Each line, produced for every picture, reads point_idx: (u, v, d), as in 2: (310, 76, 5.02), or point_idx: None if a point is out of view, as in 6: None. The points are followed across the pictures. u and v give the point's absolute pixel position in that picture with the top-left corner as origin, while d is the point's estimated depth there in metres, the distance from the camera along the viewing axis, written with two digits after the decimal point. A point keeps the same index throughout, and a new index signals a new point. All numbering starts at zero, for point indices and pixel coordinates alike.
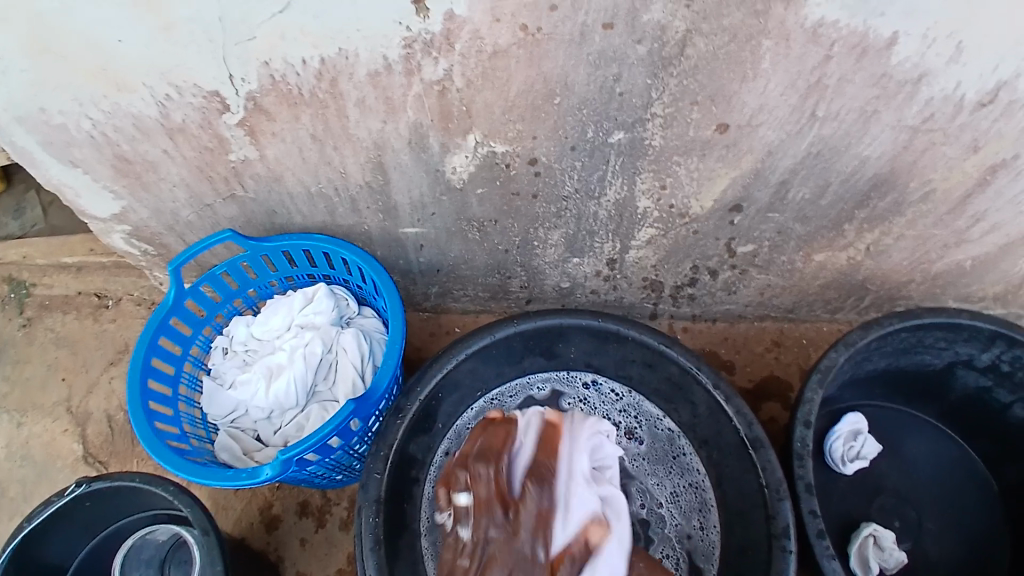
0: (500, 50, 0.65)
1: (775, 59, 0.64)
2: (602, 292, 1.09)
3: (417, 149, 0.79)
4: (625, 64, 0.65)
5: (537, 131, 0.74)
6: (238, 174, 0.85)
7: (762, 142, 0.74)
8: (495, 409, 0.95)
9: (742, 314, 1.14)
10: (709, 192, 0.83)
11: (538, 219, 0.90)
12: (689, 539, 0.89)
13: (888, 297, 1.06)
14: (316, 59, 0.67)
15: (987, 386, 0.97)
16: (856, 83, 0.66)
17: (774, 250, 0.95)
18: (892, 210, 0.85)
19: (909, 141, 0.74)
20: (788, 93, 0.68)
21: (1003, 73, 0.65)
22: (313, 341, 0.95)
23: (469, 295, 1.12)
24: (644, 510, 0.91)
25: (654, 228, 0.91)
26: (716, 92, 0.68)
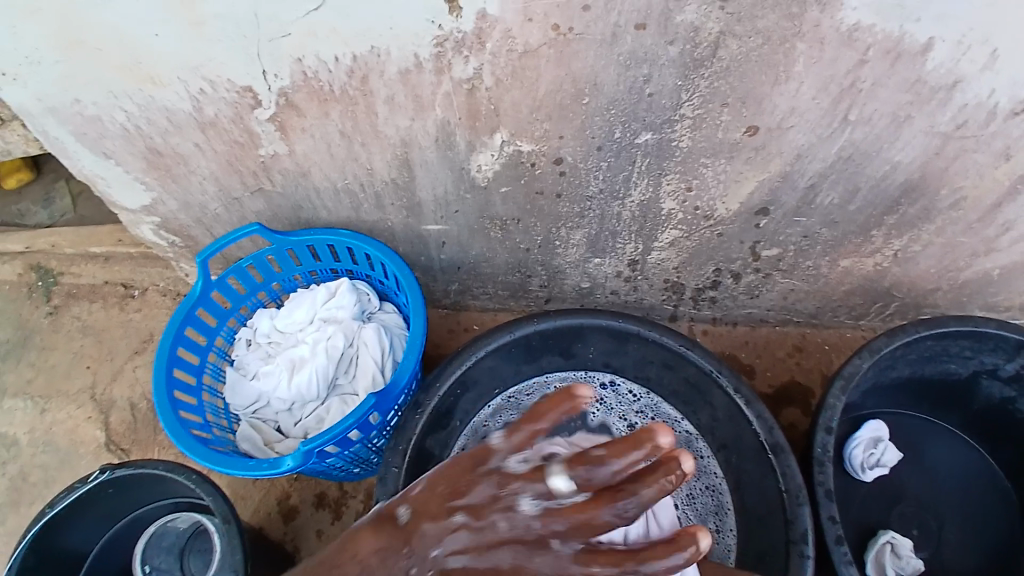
0: (530, 49, 0.65)
1: (808, 61, 0.63)
2: (622, 293, 1.09)
3: (443, 146, 0.79)
4: (656, 65, 0.65)
5: (563, 130, 0.75)
6: (265, 168, 0.86)
7: (790, 145, 0.74)
8: (513, 407, 0.96)
9: (764, 319, 1.13)
10: (735, 194, 0.82)
11: (561, 219, 0.90)
12: None
13: (914, 304, 1.04)
14: (347, 56, 0.68)
15: (1014, 397, 0.96)
16: (890, 87, 0.65)
17: (799, 255, 0.94)
18: (921, 216, 0.84)
19: (942, 147, 0.72)
20: (819, 97, 0.67)
21: None
22: (334, 335, 0.95)
23: (489, 293, 1.13)
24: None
25: (678, 229, 0.91)
26: (746, 94, 0.67)
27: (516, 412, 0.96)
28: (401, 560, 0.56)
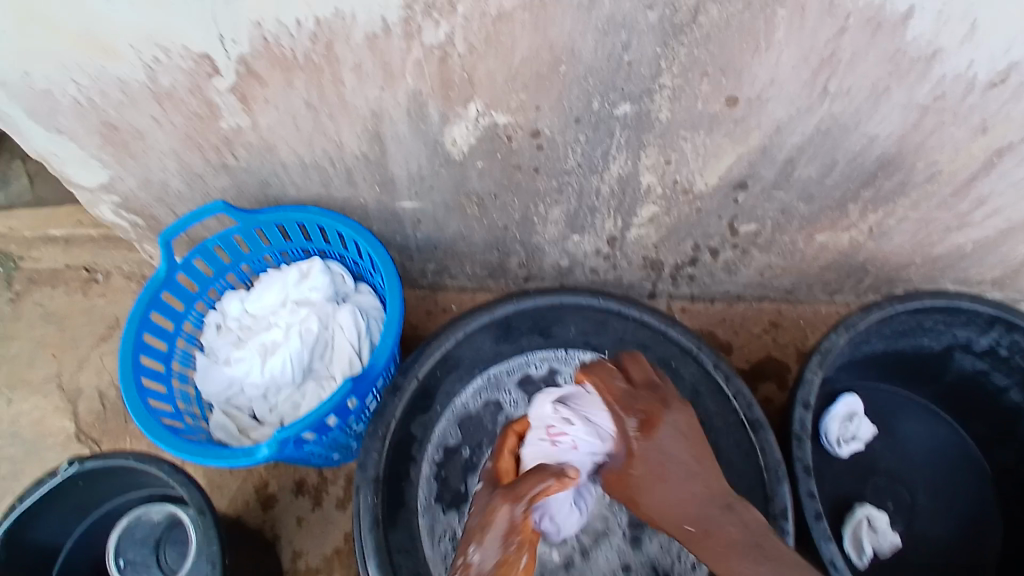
0: (504, 14, 0.62)
1: (789, 29, 0.61)
2: (601, 271, 1.08)
3: (415, 119, 0.76)
4: (634, 32, 0.62)
5: (540, 101, 0.71)
6: (229, 142, 0.82)
7: (770, 117, 0.71)
8: (493, 386, 0.90)
9: (741, 295, 1.14)
10: (714, 168, 0.80)
11: (539, 195, 0.88)
12: None
13: (887, 279, 1.06)
14: (310, 20, 0.65)
15: (985, 369, 0.97)
16: (869, 58, 0.64)
17: (777, 230, 0.94)
18: (897, 189, 0.84)
19: (919, 120, 0.72)
20: (799, 67, 0.65)
21: (1017, 53, 0.63)
22: (308, 318, 0.92)
23: (466, 272, 1.11)
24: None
25: (656, 205, 0.89)
26: (726, 63, 0.64)
27: (497, 392, 0.90)
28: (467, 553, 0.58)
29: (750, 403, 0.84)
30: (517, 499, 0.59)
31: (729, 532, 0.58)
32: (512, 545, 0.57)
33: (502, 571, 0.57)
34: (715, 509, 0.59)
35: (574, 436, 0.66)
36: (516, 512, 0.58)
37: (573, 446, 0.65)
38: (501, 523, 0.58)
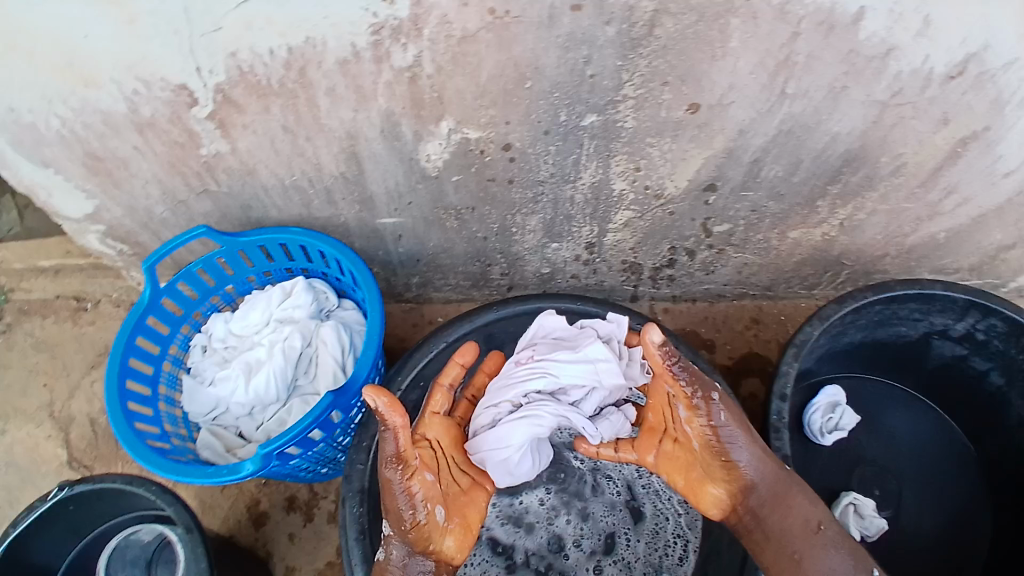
0: (468, 35, 0.64)
1: (743, 37, 0.63)
2: (582, 277, 1.11)
3: (389, 137, 0.78)
4: (595, 46, 0.64)
5: (509, 116, 0.73)
6: (209, 168, 0.84)
7: (733, 121, 0.73)
8: None
9: (721, 294, 1.16)
10: (683, 172, 0.82)
11: (515, 205, 0.90)
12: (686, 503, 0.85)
13: (863, 271, 1.08)
14: (283, 48, 0.67)
15: (963, 354, 1.00)
16: (824, 59, 0.66)
17: (749, 229, 0.96)
18: (864, 184, 0.85)
19: (879, 116, 0.74)
20: (756, 72, 0.67)
21: (973, 45, 0.66)
22: (291, 335, 0.93)
23: (451, 284, 1.13)
24: (620, 491, 0.90)
25: (630, 210, 0.91)
26: (685, 71, 0.66)
27: None
28: (394, 521, 0.67)
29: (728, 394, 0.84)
30: (390, 466, 0.66)
31: (805, 514, 0.68)
32: (417, 508, 0.67)
33: (419, 537, 0.68)
34: (795, 489, 0.69)
35: (539, 354, 0.80)
36: (396, 477, 0.66)
37: (530, 360, 0.80)
38: (394, 498, 0.66)
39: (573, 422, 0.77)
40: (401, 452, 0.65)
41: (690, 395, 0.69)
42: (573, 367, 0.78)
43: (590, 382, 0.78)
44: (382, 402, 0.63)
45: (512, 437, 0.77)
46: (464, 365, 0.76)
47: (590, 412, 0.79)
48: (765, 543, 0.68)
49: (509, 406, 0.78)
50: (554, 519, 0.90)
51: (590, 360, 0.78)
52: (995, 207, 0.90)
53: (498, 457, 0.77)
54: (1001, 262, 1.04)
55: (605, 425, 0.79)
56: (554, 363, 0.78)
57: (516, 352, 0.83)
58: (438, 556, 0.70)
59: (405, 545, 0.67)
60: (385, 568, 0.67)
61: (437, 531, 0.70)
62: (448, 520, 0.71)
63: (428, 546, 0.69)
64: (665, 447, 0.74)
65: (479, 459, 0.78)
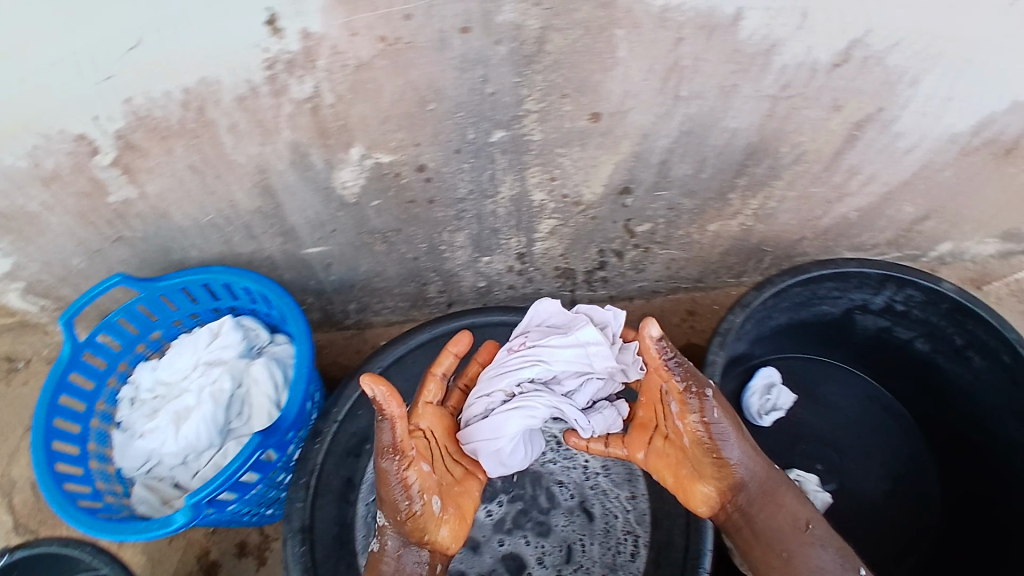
0: (363, 63, 0.64)
1: (630, 47, 0.65)
2: (519, 287, 1.11)
3: (301, 168, 0.77)
4: (489, 65, 0.65)
5: (418, 138, 0.74)
6: (121, 215, 0.82)
7: (635, 126, 0.76)
8: None
9: (655, 290, 1.19)
10: (596, 178, 0.85)
11: (440, 224, 0.90)
12: (634, 499, 0.86)
13: (785, 255, 1.12)
14: (178, 91, 0.66)
15: (886, 325, 1.04)
16: (711, 60, 0.68)
17: (670, 226, 0.99)
18: (769, 174, 0.89)
19: (773, 108, 0.76)
20: (649, 78, 0.69)
21: (854, 31, 0.68)
22: (220, 378, 0.91)
23: (389, 307, 1.12)
24: (570, 497, 0.91)
25: (554, 218, 0.93)
26: (581, 83, 0.68)
27: None
28: (391, 509, 0.68)
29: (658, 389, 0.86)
30: (387, 456, 0.66)
31: (793, 512, 0.71)
32: (413, 499, 0.68)
33: (414, 525, 0.69)
34: (784, 487, 0.72)
35: (532, 341, 0.76)
36: (393, 467, 0.67)
37: (522, 348, 0.75)
38: (391, 487, 0.67)
39: (566, 414, 0.72)
40: (397, 444, 0.66)
41: (683, 391, 0.68)
42: (567, 353, 0.73)
43: (584, 369, 0.73)
44: (380, 391, 0.63)
45: (504, 429, 0.72)
46: (458, 354, 0.72)
47: (584, 404, 0.74)
48: (753, 540, 0.71)
49: (502, 396, 0.73)
50: (508, 538, 0.90)
51: (583, 348, 0.73)
52: (899, 182, 0.95)
53: (490, 450, 0.72)
54: (916, 233, 1.10)
55: (598, 419, 0.74)
56: (548, 349, 0.73)
57: (509, 340, 0.78)
58: (433, 544, 0.71)
59: (400, 536, 0.69)
60: (381, 558, 0.70)
61: (432, 521, 0.70)
62: (443, 510, 0.71)
63: (422, 536, 0.70)
64: (655, 445, 0.74)
65: (474, 450, 0.73)
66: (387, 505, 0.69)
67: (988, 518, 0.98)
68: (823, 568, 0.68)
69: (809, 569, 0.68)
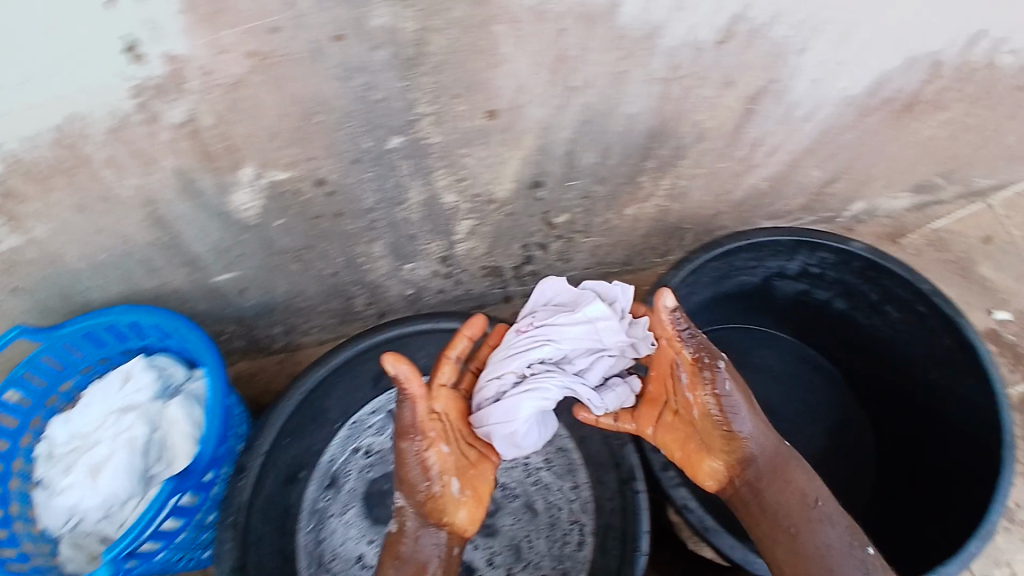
0: (237, 80, 0.62)
1: (512, 42, 0.64)
2: (449, 290, 1.09)
3: (192, 195, 0.73)
4: (372, 72, 0.64)
5: (312, 152, 0.72)
6: (7, 266, 0.76)
7: (533, 120, 0.75)
8: (359, 431, 0.96)
9: (586, 278, 1.20)
10: (505, 174, 0.84)
11: (352, 236, 0.87)
12: (578, 489, 0.87)
13: (705, 230, 1.13)
14: (45, 130, 0.61)
15: (805, 288, 1.05)
16: (597, 49, 0.68)
17: (588, 214, 0.99)
18: (675, 155, 0.90)
19: (667, 90, 0.77)
20: (538, 71, 0.68)
21: (733, 7, 0.68)
22: (132, 423, 0.87)
23: (317, 325, 1.09)
24: (515, 498, 0.92)
25: (470, 219, 0.91)
26: (470, 82, 0.67)
27: (364, 434, 0.97)
28: (412, 489, 0.69)
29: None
30: (410, 436, 0.68)
31: (803, 490, 0.71)
32: (432, 479, 0.69)
33: (433, 505, 0.69)
34: (794, 465, 0.72)
35: (539, 321, 0.75)
36: (412, 446, 0.69)
37: (530, 328, 0.75)
38: (411, 466, 0.69)
39: (579, 393, 0.72)
40: (418, 422, 0.68)
41: (695, 362, 0.69)
42: (573, 330, 0.73)
43: (594, 346, 0.73)
44: (404, 370, 0.66)
45: (518, 410, 0.71)
46: (471, 337, 0.73)
47: (596, 381, 0.74)
48: (759, 516, 0.71)
49: (514, 377, 0.72)
50: None
51: (591, 325, 0.73)
52: (802, 150, 0.97)
53: (504, 432, 0.71)
54: (828, 195, 1.13)
55: (611, 396, 0.74)
56: (556, 328, 0.73)
57: (517, 320, 0.78)
58: (451, 526, 0.71)
59: (419, 516, 0.70)
60: (399, 539, 0.70)
61: (450, 502, 0.70)
62: (461, 492, 0.71)
63: (441, 518, 0.70)
64: (665, 419, 0.75)
65: (486, 434, 0.72)
66: (407, 485, 0.70)
67: (928, 464, 1.00)
68: (829, 547, 0.67)
69: (816, 548, 0.67)
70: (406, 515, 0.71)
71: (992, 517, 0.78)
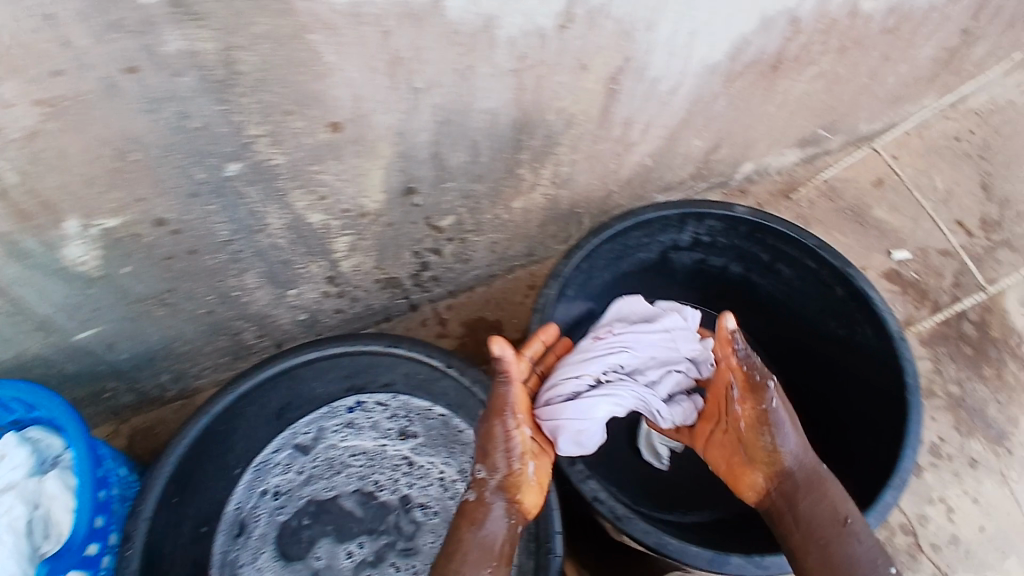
0: (31, 131, 0.57)
1: (335, 50, 0.60)
2: (347, 308, 1.04)
3: (17, 257, 0.67)
4: (182, 100, 0.59)
5: (140, 192, 0.67)
6: None
7: (385, 127, 0.71)
8: (268, 471, 0.94)
9: (492, 274, 1.16)
10: (370, 186, 0.79)
11: (217, 271, 0.82)
12: None
13: (601, 212, 1.12)
14: None
15: (701, 257, 1.06)
16: (431, 47, 0.64)
17: (474, 214, 0.96)
18: (548, 143, 0.88)
19: (520, 81, 0.74)
20: (373, 77, 0.64)
21: None
22: (9, 505, 0.78)
23: (210, 366, 1.03)
24: (434, 516, 0.92)
25: (346, 235, 0.86)
26: (300, 96, 0.63)
27: (274, 474, 0.94)
28: (495, 467, 0.67)
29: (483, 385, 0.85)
30: (503, 413, 0.68)
31: (840, 514, 0.69)
32: (518, 454, 0.68)
33: (515, 483, 0.67)
34: (835, 491, 0.70)
35: (615, 335, 0.84)
36: (503, 423, 0.68)
37: (609, 338, 0.83)
38: (498, 441, 0.67)
39: (650, 402, 0.80)
40: (513, 399, 0.68)
41: (749, 377, 0.70)
42: (654, 344, 0.84)
43: (668, 360, 0.84)
44: (508, 352, 0.68)
45: (595, 409, 0.75)
46: (548, 340, 0.80)
47: (664, 395, 0.82)
48: (792, 527, 0.69)
49: (592, 379, 0.77)
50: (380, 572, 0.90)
51: (669, 342, 0.85)
52: (676, 123, 0.97)
53: (575, 428, 0.73)
54: (714, 162, 1.14)
55: (678, 409, 0.82)
56: (636, 342, 0.83)
57: (592, 333, 0.86)
58: (521, 510, 0.68)
59: (502, 490, 0.67)
60: (481, 511, 0.66)
61: (529, 482, 0.69)
62: (535, 475, 0.70)
63: (518, 496, 0.68)
64: None
65: (557, 427, 0.72)
66: (490, 462, 0.68)
67: (828, 412, 1.02)
68: (857, 557, 0.66)
69: (844, 563, 0.66)
70: (484, 494, 0.67)
71: (905, 465, 0.79)
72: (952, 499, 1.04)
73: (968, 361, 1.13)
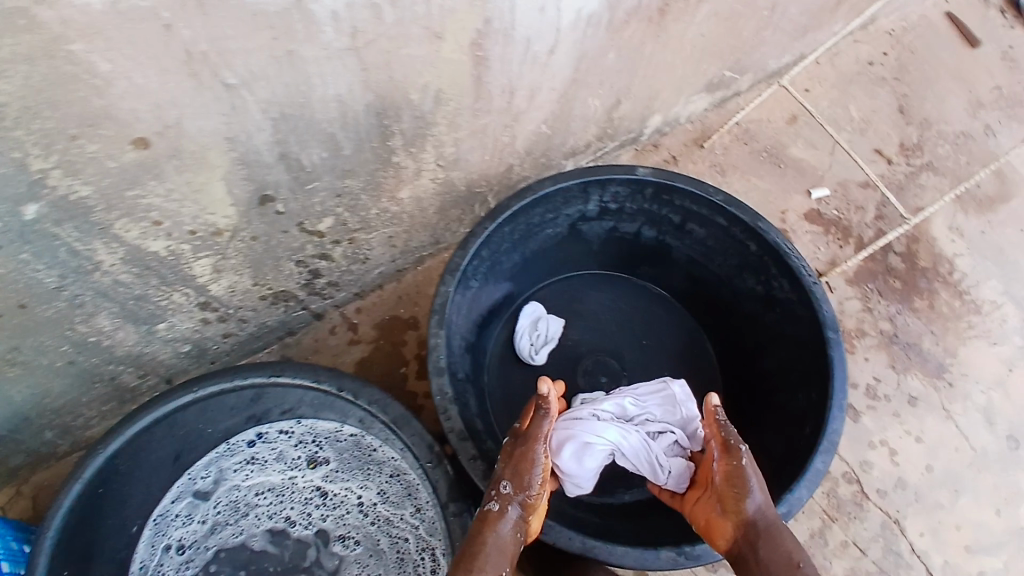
0: None
1: (107, 56, 0.50)
2: (237, 331, 0.95)
3: None
4: None
5: None
6: None
7: (207, 134, 0.61)
8: (170, 522, 0.85)
9: (401, 268, 1.07)
10: (215, 201, 0.70)
11: (61, 322, 0.72)
12: (420, 512, 0.81)
13: (506, 187, 1.04)
14: None
15: (613, 226, 0.99)
16: (233, 35, 0.54)
17: (356, 212, 0.87)
18: (421, 125, 0.79)
19: (363, 60, 0.64)
20: (170, 80, 0.54)
21: None
22: None
23: (98, 417, 0.93)
24: (357, 545, 0.86)
25: (206, 257, 0.76)
26: (83, 116, 0.53)
27: (177, 524, 0.86)
28: (524, 487, 0.65)
29: (384, 403, 0.78)
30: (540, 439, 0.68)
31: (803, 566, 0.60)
32: (541, 482, 0.67)
33: (534, 507, 0.65)
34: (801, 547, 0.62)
35: (627, 392, 0.86)
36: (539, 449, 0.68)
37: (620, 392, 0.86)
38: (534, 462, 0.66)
39: (649, 447, 0.77)
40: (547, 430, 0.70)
41: (724, 439, 0.70)
42: (663, 403, 0.84)
43: (676, 416, 0.82)
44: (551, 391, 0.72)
45: (595, 434, 0.76)
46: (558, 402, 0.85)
47: (665, 449, 0.78)
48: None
49: (595, 415, 0.79)
50: None
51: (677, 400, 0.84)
52: (565, 84, 0.89)
53: (579, 441, 0.75)
54: (619, 119, 1.06)
55: (676, 463, 0.76)
56: (646, 397, 0.85)
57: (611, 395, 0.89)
58: (528, 531, 0.64)
59: (525, 508, 0.64)
60: (504, 523, 0.62)
61: (540, 510, 0.66)
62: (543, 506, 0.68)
63: (532, 520, 0.65)
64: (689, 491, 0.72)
65: (568, 435, 0.75)
66: (518, 482, 0.65)
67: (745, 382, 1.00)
68: None
69: None
70: (507, 509, 0.63)
71: (832, 426, 0.77)
72: (894, 440, 1.03)
73: (898, 295, 1.11)
